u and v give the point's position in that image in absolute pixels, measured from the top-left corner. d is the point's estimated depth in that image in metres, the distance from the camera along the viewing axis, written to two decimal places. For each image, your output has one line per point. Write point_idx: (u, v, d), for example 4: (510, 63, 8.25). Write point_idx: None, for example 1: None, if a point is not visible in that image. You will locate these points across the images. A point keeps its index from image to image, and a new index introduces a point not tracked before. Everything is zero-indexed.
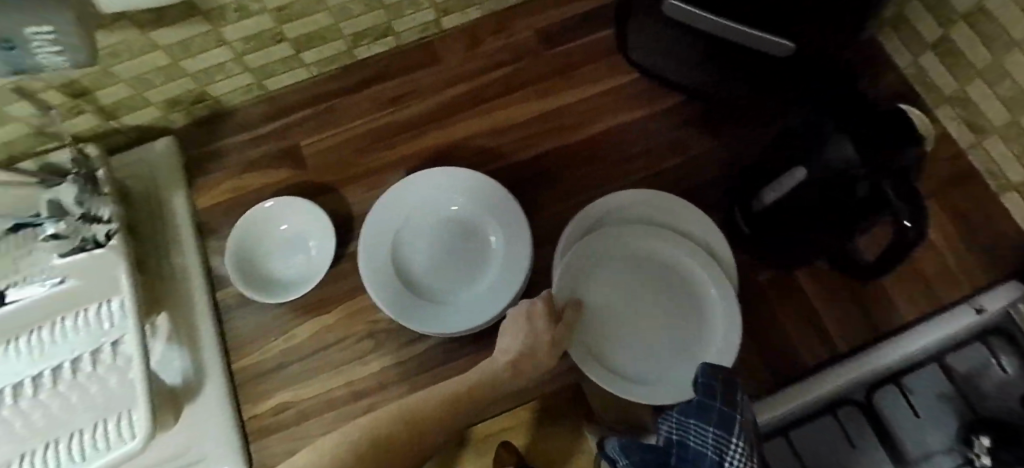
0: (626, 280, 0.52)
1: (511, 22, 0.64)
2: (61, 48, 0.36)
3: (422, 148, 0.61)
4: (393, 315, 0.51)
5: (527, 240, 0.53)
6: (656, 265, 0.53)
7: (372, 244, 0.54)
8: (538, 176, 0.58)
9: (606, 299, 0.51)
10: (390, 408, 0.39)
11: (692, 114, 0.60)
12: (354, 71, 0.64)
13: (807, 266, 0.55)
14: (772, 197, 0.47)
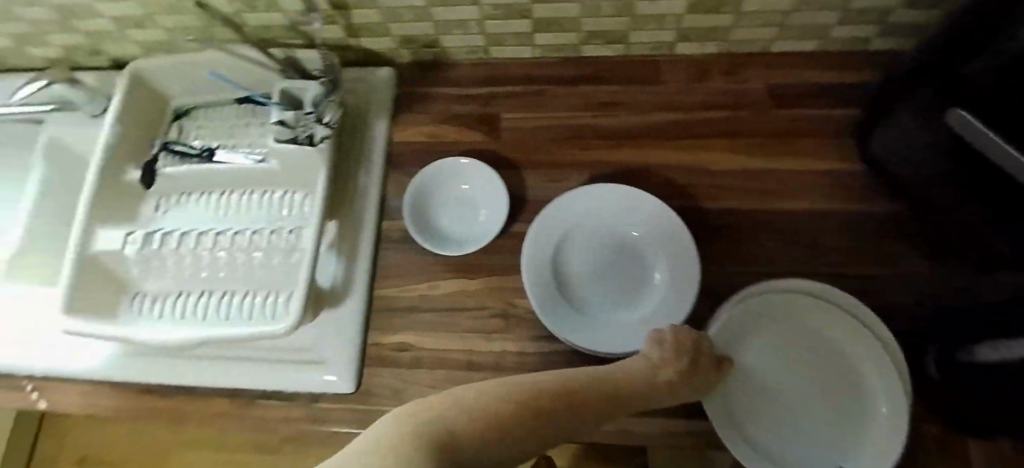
0: (778, 357, 0.50)
1: (749, 68, 0.63)
2: None
3: (615, 160, 0.61)
4: (538, 310, 0.51)
5: (692, 292, 0.50)
6: (816, 350, 0.49)
7: (539, 236, 0.54)
8: (722, 229, 0.57)
9: (755, 372, 0.49)
10: (538, 377, 0.36)
11: (904, 229, 0.56)
12: (575, 65, 0.65)
13: (988, 440, 0.49)
14: (990, 357, 0.43)
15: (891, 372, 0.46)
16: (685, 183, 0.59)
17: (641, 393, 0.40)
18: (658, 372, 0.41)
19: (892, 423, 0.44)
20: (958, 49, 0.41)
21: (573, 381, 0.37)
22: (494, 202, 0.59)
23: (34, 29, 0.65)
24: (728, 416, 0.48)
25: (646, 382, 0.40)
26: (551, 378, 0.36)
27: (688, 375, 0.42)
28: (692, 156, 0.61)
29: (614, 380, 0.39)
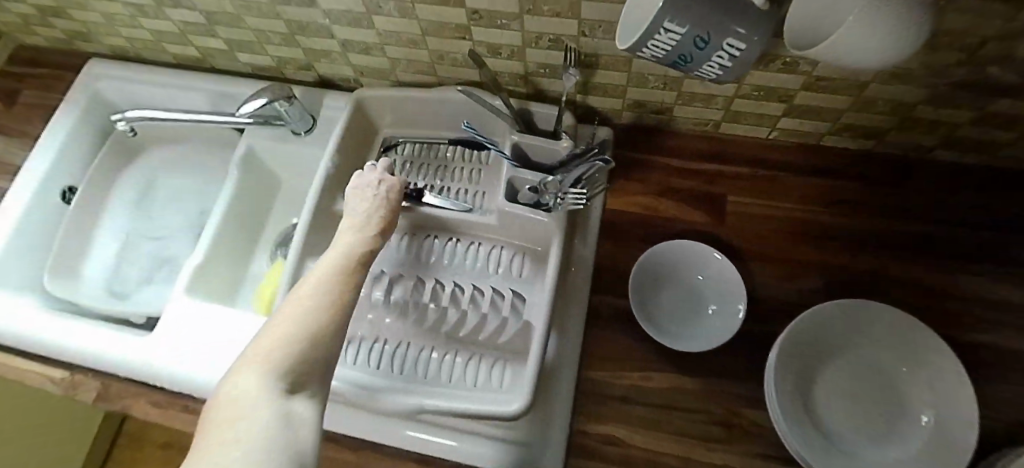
0: None
1: (1015, 188, 0.57)
2: (729, 65, 0.35)
3: (856, 266, 0.55)
4: (786, 433, 0.46)
5: (973, 438, 0.43)
6: None
7: (787, 345, 0.49)
8: (987, 368, 0.50)
9: None
10: (323, 278, 0.39)
11: None
12: (811, 152, 0.61)
13: None
14: None
15: None
16: (939, 307, 0.53)
17: (373, 240, 0.45)
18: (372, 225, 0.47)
19: None
20: None
21: (344, 270, 0.40)
22: (732, 302, 0.53)
23: (262, 37, 0.66)
24: None
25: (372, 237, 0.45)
26: (319, 280, 0.38)
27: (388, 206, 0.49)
28: (950, 278, 0.54)
29: (356, 248, 0.43)
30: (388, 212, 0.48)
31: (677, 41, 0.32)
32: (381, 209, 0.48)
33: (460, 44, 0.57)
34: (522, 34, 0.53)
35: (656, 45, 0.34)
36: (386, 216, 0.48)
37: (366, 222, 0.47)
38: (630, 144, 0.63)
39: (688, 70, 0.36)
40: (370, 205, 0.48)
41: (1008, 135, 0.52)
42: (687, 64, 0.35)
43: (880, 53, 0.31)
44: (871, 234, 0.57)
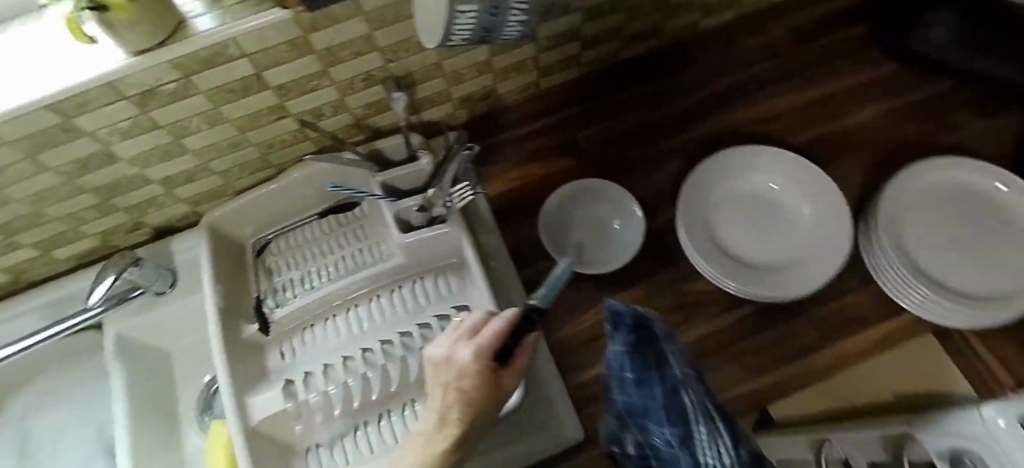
0: (937, 219, 0.53)
1: (767, 21, 0.66)
2: (524, 21, 0.42)
3: (699, 136, 0.63)
4: (730, 283, 0.51)
5: (840, 203, 0.53)
6: (960, 204, 0.54)
7: (690, 217, 0.55)
8: (821, 157, 0.60)
9: (927, 236, 0.52)
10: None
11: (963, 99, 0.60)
12: (615, 72, 0.66)
13: None
14: None
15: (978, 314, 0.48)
16: (768, 131, 0.62)
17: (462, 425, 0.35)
18: (450, 406, 0.36)
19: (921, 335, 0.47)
20: None
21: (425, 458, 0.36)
22: (631, 213, 0.58)
23: (75, 221, 0.60)
24: (931, 278, 0.51)
25: (456, 419, 0.35)
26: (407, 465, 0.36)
27: (479, 391, 0.35)
28: (765, 106, 0.63)
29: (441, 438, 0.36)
30: (471, 401, 0.35)
31: (473, 18, 0.39)
32: (453, 402, 0.36)
33: (279, 125, 0.57)
34: (336, 86, 0.55)
35: (461, 27, 0.40)
36: (477, 396, 0.35)
37: (451, 409, 0.36)
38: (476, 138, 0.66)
39: (496, 36, 0.43)
40: (463, 380, 0.36)
41: None
42: (492, 34, 0.42)
43: None
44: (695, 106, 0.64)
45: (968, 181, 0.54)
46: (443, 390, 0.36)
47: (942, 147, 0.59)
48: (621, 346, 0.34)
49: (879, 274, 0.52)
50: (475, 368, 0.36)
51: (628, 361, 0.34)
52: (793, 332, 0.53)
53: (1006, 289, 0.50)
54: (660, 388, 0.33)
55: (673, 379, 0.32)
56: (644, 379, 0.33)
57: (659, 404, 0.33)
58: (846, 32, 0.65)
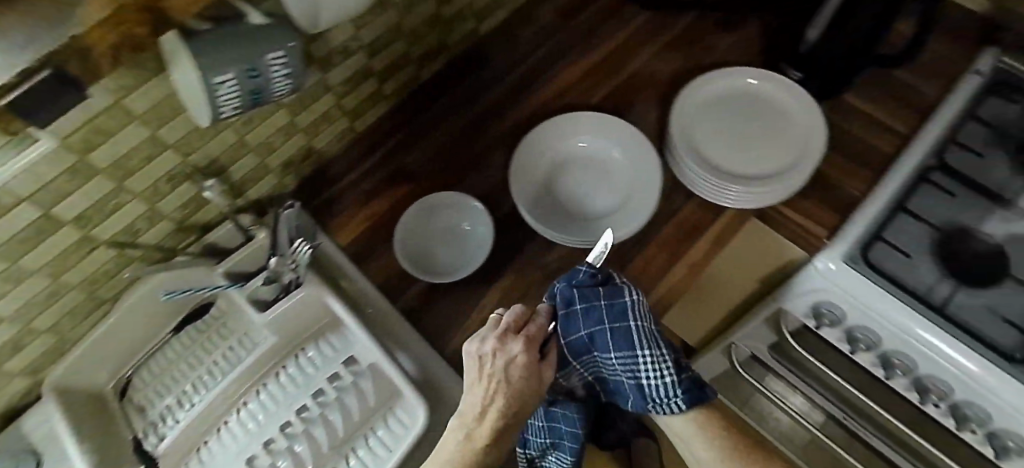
0: (720, 126, 0.60)
1: (535, 10, 0.71)
2: (289, 72, 0.45)
3: (512, 124, 0.67)
4: (580, 244, 0.56)
5: (641, 138, 0.59)
6: (733, 106, 0.61)
7: (525, 201, 0.58)
8: (616, 106, 0.67)
9: (719, 142, 0.59)
10: (463, 452, 0.43)
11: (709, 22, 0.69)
12: (420, 94, 0.69)
13: (852, 90, 0.64)
14: (813, 34, 0.57)
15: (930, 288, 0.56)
16: (567, 100, 0.68)
17: (515, 401, 0.44)
18: (505, 390, 0.44)
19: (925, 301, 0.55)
20: None
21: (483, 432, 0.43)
22: (475, 212, 0.61)
23: None
24: (736, 176, 0.58)
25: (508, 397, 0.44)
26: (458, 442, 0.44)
27: (526, 384, 0.45)
28: (558, 80, 0.69)
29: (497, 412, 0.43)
30: (520, 379, 0.44)
31: (236, 85, 0.41)
32: (501, 390, 0.43)
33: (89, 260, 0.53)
34: (142, 197, 0.51)
35: (226, 98, 0.42)
36: (525, 378, 0.45)
37: (505, 396, 0.43)
38: (307, 198, 0.65)
39: (266, 96, 0.45)
40: (509, 364, 0.44)
41: None
42: (262, 94, 0.44)
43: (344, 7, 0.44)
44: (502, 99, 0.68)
45: (732, 86, 0.62)
46: (489, 380, 0.44)
47: (704, 66, 0.67)
48: (578, 294, 0.48)
49: (698, 187, 0.58)
50: (526, 359, 0.45)
51: (587, 302, 0.48)
52: (646, 263, 0.58)
53: (790, 158, 0.58)
54: (610, 317, 0.48)
55: (627, 313, 0.48)
56: (597, 318, 0.48)
57: (608, 329, 0.48)
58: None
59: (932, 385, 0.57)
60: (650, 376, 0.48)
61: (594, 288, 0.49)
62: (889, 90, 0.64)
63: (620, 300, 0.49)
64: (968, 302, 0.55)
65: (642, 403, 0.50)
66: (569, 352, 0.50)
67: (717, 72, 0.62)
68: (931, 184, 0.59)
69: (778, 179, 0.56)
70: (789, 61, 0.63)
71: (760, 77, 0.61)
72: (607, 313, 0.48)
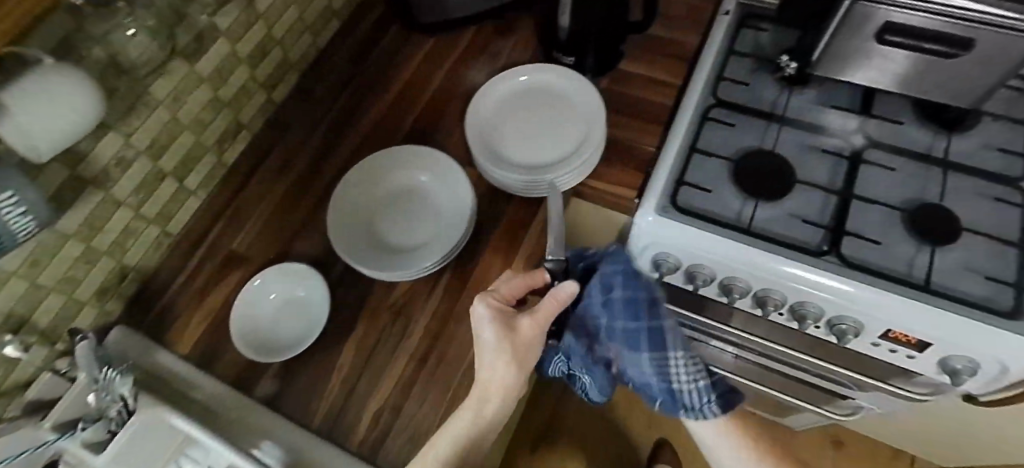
0: (517, 124, 0.62)
1: (324, 66, 0.74)
2: (24, 207, 0.40)
3: (330, 177, 0.66)
4: (415, 272, 0.55)
5: (442, 156, 0.61)
6: (523, 100, 0.63)
7: (352, 251, 0.56)
8: (425, 132, 0.67)
9: (520, 140, 0.61)
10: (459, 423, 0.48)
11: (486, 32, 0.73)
12: (233, 176, 0.68)
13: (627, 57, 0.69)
14: (565, 19, 0.62)
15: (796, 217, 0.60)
16: (378, 138, 0.68)
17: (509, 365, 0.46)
18: (500, 358, 0.45)
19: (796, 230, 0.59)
20: None
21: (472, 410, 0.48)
22: (305, 275, 0.58)
23: None
24: (543, 165, 0.60)
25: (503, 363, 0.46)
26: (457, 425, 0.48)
27: (518, 351, 0.46)
28: (366, 121, 0.69)
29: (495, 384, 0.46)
30: (511, 344, 0.46)
31: None
32: (498, 360, 0.46)
33: None
34: None
35: None
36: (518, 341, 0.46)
37: (501, 364, 0.46)
38: (140, 318, 0.62)
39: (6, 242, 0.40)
40: (500, 331, 0.45)
41: (280, 52, 0.69)
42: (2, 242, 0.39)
43: (83, 121, 0.41)
44: (314, 157, 0.67)
45: (516, 82, 0.64)
46: (489, 348, 0.46)
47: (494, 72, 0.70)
48: (616, 274, 0.51)
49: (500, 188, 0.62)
50: (513, 324, 0.46)
51: (629, 293, 0.51)
52: (485, 271, 0.59)
53: (581, 136, 0.61)
54: (648, 316, 0.52)
55: (660, 312, 0.53)
56: (637, 316, 0.51)
57: (645, 325, 0.52)
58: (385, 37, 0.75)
59: (767, 297, 0.61)
60: (684, 380, 0.56)
61: (628, 273, 0.51)
62: (657, 47, 0.69)
63: (654, 308, 0.53)
64: (771, 216, 0.60)
65: (674, 408, 0.58)
66: (620, 344, 0.53)
67: (497, 75, 0.64)
68: (714, 122, 0.65)
69: (556, 166, 0.59)
70: (557, 48, 0.67)
71: (534, 68, 0.64)
72: (646, 312, 0.52)
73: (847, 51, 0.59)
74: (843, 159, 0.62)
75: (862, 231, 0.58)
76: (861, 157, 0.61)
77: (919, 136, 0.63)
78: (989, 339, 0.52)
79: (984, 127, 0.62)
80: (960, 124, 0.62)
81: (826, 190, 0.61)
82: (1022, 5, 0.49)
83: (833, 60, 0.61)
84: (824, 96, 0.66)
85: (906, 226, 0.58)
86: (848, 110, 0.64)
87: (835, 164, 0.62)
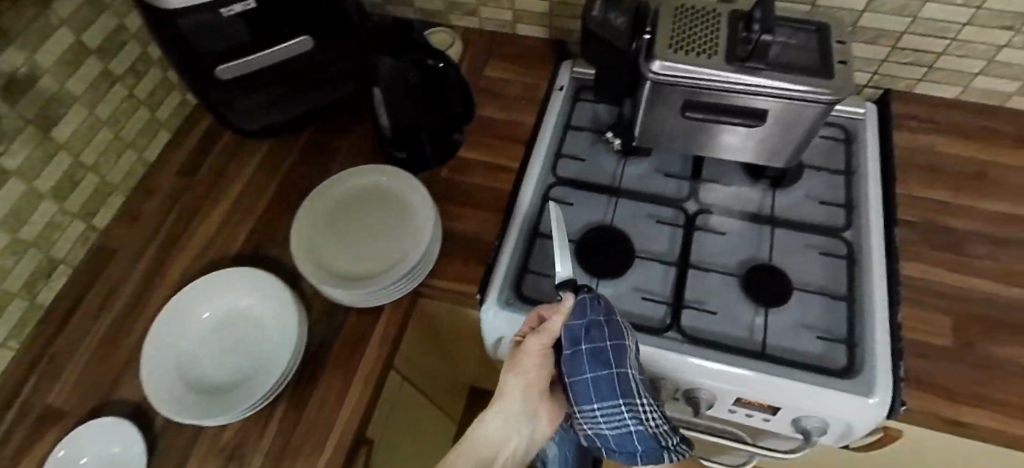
0: (348, 230, 0.59)
1: (153, 184, 0.71)
2: None
3: (156, 306, 0.62)
4: (244, 409, 0.50)
5: (266, 274, 0.57)
6: (353, 205, 0.61)
7: (169, 399, 0.50)
8: (260, 244, 0.64)
9: (354, 246, 0.58)
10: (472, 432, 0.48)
11: (321, 132, 0.73)
12: (52, 316, 0.62)
13: (463, 144, 0.69)
14: (384, 118, 0.61)
15: (645, 294, 0.59)
16: (209, 255, 0.65)
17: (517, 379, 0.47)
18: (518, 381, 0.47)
19: (648, 307, 0.58)
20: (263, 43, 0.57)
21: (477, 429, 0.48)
22: (118, 430, 0.54)
23: None
24: (377, 272, 0.57)
25: (513, 380, 0.47)
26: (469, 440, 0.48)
27: (523, 357, 0.47)
28: (197, 239, 0.66)
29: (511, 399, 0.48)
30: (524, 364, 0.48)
31: None
32: (514, 377, 0.48)
33: None
34: None
35: None
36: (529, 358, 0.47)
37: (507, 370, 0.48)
38: None
39: None
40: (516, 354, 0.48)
41: (97, 177, 0.65)
42: None
43: None
44: (144, 282, 0.64)
45: (342, 188, 0.62)
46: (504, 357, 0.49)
47: (331, 172, 0.69)
48: (583, 319, 0.45)
49: (336, 302, 0.58)
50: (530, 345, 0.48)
51: (593, 339, 0.45)
52: (323, 394, 0.55)
53: (416, 232, 0.59)
54: (614, 361, 0.45)
55: (621, 356, 0.46)
56: (605, 363, 0.45)
57: (612, 374, 0.45)
58: (219, 146, 0.73)
59: None
60: (653, 426, 0.47)
61: (593, 323, 0.45)
62: (493, 130, 0.70)
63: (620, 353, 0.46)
64: (615, 296, 0.59)
65: (654, 456, 0.48)
66: (592, 397, 0.47)
67: (323, 184, 0.62)
68: (554, 202, 0.65)
69: (388, 275, 0.56)
70: (384, 145, 0.65)
71: (362, 171, 0.62)
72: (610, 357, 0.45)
73: (663, 123, 0.60)
74: (679, 228, 0.62)
75: (700, 301, 0.58)
76: (694, 223, 0.62)
77: (748, 194, 0.64)
78: (827, 399, 0.51)
79: (808, 178, 0.64)
80: (782, 180, 0.63)
81: (664, 261, 0.61)
82: (808, 76, 0.51)
83: (653, 133, 0.62)
84: (656, 164, 0.67)
85: (740, 290, 0.58)
86: (680, 176, 0.66)
87: (671, 232, 0.63)
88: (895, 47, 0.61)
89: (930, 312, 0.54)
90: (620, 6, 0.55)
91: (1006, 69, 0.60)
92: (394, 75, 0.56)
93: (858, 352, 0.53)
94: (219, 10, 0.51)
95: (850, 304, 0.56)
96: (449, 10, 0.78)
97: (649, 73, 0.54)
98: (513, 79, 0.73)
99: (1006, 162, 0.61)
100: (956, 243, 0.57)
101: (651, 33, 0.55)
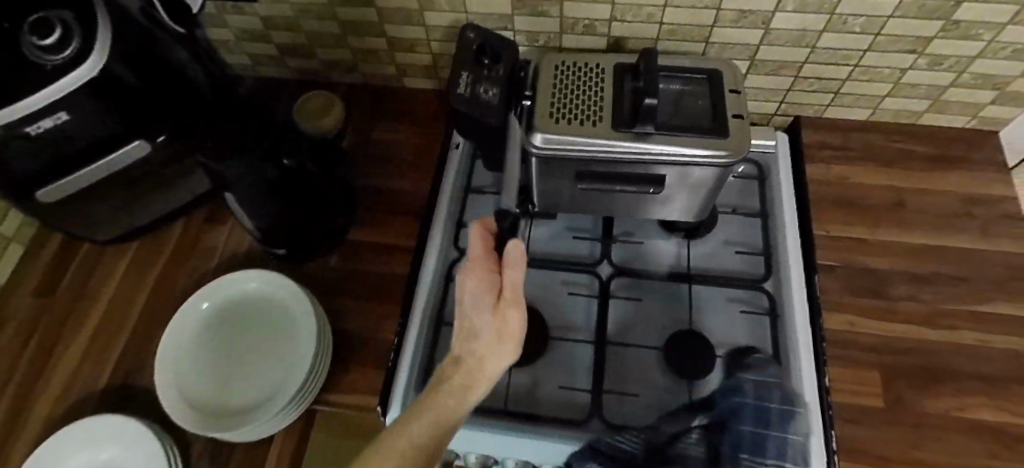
0: (222, 356, 0.53)
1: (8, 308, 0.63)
2: None
3: (16, 457, 0.55)
4: None
5: (124, 416, 0.51)
6: (224, 324, 0.55)
7: None
8: (131, 370, 0.58)
9: (232, 375, 0.53)
10: (426, 414, 0.35)
11: (197, 226, 0.66)
12: None
13: (354, 225, 0.63)
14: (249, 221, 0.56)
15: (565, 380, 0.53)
16: (77, 389, 0.58)
17: (503, 340, 0.37)
18: (500, 341, 0.37)
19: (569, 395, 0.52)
20: (83, 141, 0.51)
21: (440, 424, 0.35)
22: None
23: None
24: (260, 400, 0.51)
25: (501, 347, 0.37)
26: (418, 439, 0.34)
27: (510, 328, 0.37)
28: (61, 371, 0.59)
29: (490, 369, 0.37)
30: (504, 320, 0.37)
31: None
32: (497, 337, 0.37)
33: None
34: None
35: None
36: (505, 304, 0.37)
37: (492, 342, 0.37)
38: None
39: None
40: (483, 311, 0.37)
41: None
42: None
43: None
44: (4, 430, 0.56)
45: (208, 306, 0.55)
46: (480, 327, 0.37)
47: (208, 273, 0.63)
48: None
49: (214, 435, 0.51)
50: (503, 293, 0.38)
51: None
52: None
53: (298, 345, 0.53)
54: None
55: None
56: None
57: None
58: (81, 254, 0.66)
59: None
60: None
61: None
62: (386, 204, 0.64)
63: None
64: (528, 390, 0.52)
65: None
66: None
67: (184, 305, 0.55)
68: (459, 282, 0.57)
69: (267, 406, 0.49)
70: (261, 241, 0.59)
71: (227, 281, 0.56)
72: None
73: (558, 192, 0.54)
74: (593, 297, 0.57)
75: (621, 382, 0.52)
76: (608, 290, 0.56)
77: (662, 249, 0.59)
78: None
79: (723, 224, 0.60)
80: (696, 231, 0.59)
81: (579, 338, 0.55)
82: (700, 137, 0.46)
83: (554, 199, 0.56)
84: (564, 225, 0.62)
85: (665, 363, 0.53)
86: (592, 238, 0.61)
87: (585, 304, 0.57)
88: (797, 77, 0.58)
89: (858, 368, 0.50)
90: (491, 76, 0.50)
91: (912, 91, 0.57)
92: (244, 179, 0.50)
93: (800, 416, 0.47)
94: (24, 130, 0.46)
95: (775, 368, 0.51)
96: (327, 71, 0.71)
97: (532, 149, 0.48)
98: (402, 144, 0.68)
99: (922, 186, 0.58)
100: (879, 285, 0.53)
101: (530, 98, 0.51)
